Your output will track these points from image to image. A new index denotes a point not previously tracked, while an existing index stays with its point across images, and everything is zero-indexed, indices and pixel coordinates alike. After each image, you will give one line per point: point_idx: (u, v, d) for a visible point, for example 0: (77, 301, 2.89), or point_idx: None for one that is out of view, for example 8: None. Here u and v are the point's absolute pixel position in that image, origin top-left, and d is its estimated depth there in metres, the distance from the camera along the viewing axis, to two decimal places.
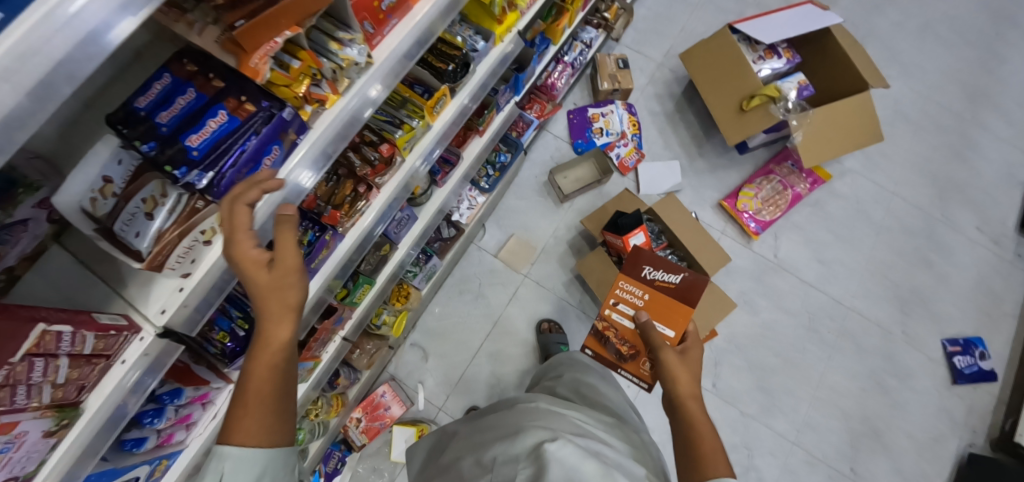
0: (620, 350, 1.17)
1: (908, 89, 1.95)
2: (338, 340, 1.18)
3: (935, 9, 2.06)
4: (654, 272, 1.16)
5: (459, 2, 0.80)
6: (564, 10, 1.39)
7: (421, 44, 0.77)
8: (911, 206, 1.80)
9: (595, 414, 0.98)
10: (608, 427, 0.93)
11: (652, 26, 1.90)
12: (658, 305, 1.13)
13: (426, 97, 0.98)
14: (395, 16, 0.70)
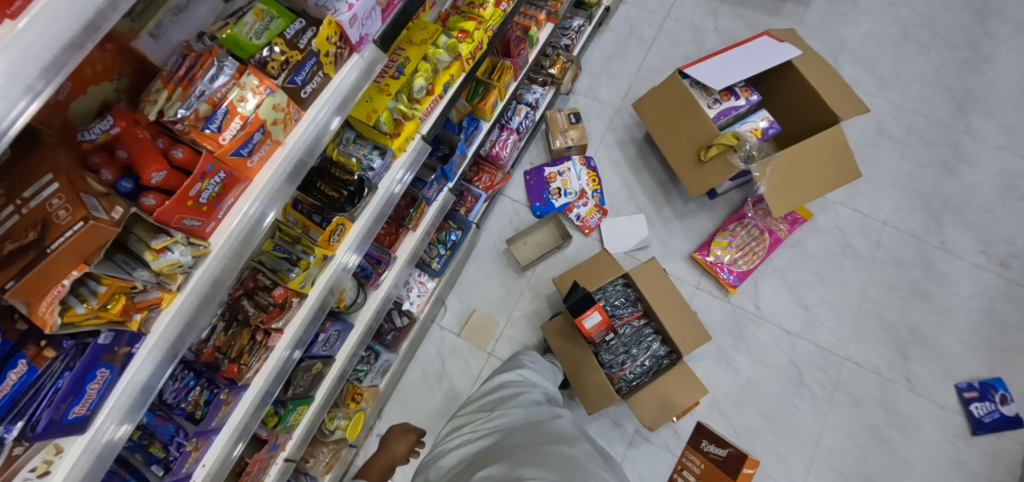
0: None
1: (888, 103, 1.79)
2: (281, 462, 1.12)
3: (910, 11, 1.91)
4: (709, 447, 1.09)
5: (316, 152, 0.75)
6: (492, 87, 1.32)
7: (275, 206, 0.73)
8: (905, 233, 1.63)
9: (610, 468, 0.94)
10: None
11: (603, 70, 1.82)
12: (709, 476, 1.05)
13: (324, 226, 0.94)
14: (227, 198, 0.66)
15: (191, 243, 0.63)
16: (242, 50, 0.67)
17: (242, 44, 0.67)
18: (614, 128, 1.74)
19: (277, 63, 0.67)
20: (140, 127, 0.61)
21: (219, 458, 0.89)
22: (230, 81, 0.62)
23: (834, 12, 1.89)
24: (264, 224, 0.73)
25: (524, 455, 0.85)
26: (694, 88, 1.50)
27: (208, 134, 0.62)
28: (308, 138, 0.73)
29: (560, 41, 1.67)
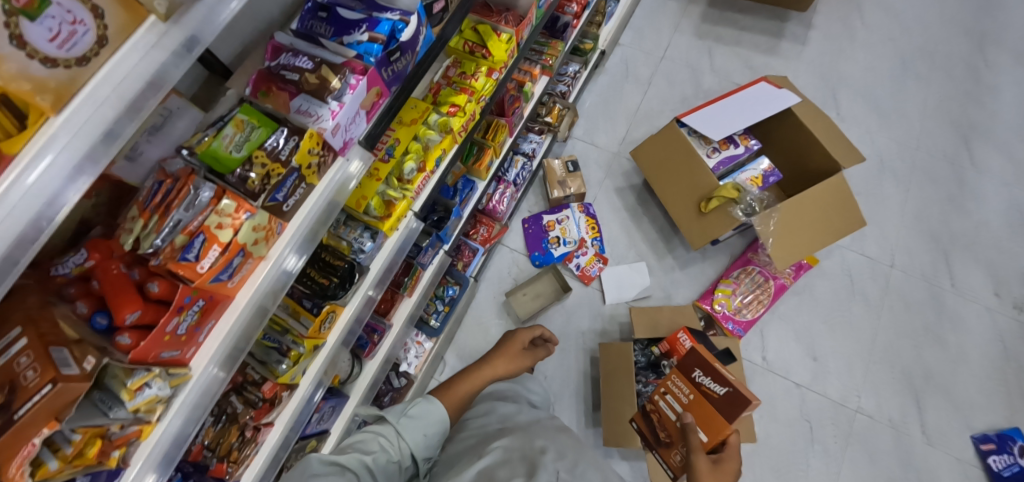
0: (658, 437, 1.11)
1: (890, 141, 1.74)
2: None
3: (908, 43, 1.88)
4: (704, 379, 1.06)
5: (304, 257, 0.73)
6: (487, 146, 1.30)
7: (258, 319, 0.71)
8: (914, 277, 1.58)
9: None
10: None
11: (600, 113, 1.81)
12: (701, 407, 1.04)
13: (315, 312, 0.91)
14: (208, 320, 0.65)
15: (169, 374, 0.62)
16: (221, 165, 0.65)
17: (222, 158, 0.64)
18: (613, 173, 1.73)
19: (258, 179, 0.65)
20: (114, 259, 0.60)
21: None
22: (207, 207, 0.60)
23: (832, 46, 1.87)
24: (250, 335, 0.71)
25: (543, 436, 0.74)
26: (692, 136, 1.48)
27: (185, 263, 0.59)
28: (291, 247, 0.70)
29: (556, 88, 1.66)
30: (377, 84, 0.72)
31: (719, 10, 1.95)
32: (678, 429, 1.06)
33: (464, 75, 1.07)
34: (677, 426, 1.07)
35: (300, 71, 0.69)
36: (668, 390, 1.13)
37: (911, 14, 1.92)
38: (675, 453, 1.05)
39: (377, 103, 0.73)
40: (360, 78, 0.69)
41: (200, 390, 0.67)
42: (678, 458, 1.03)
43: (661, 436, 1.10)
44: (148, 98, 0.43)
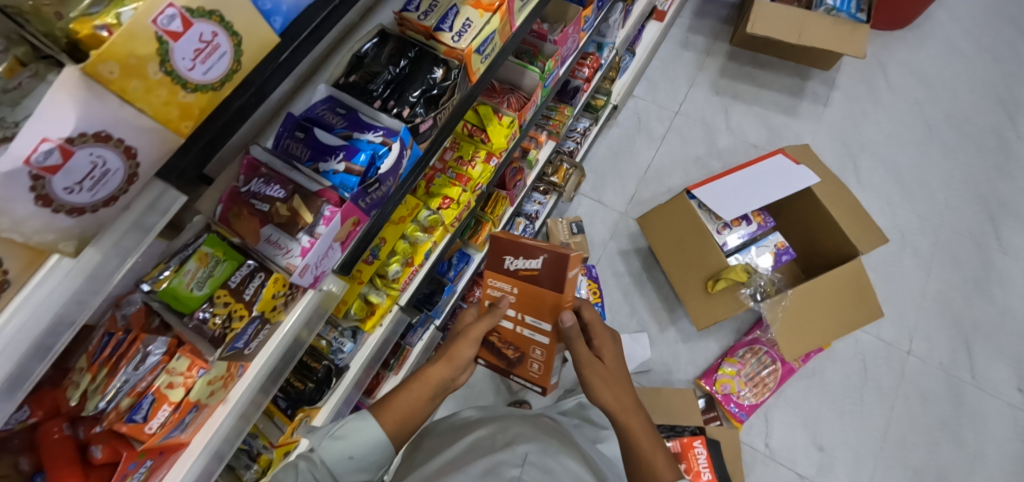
0: (508, 355, 0.91)
1: (913, 214, 1.66)
2: None
3: (935, 109, 1.80)
4: (516, 261, 0.86)
5: (269, 390, 0.73)
6: (485, 220, 1.25)
7: (215, 461, 0.67)
8: (932, 365, 1.49)
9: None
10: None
11: (610, 169, 1.78)
12: (529, 293, 0.86)
13: (289, 414, 0.87)
14: (159, 471, 0.61)
15: None
16: (181, 305, 0.61)
17: (181, 297, 0.61)
18: (619, 235, 1.69)
19: (219, 320, 0.61)
20: (59, 417, 0.56)
21: None
22: (157, 364, 0.57)
23: (854, 110, 1.81)
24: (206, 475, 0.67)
25: (521, 427, 0.75)
26: (702, 210, 1.41)
27: (133, 425, 0.55)
28: (256, 382, 0.67)
29: (565, 145, 1.62)
30: (354, 215, 0.65)
31: (738, 66, 1.92)
32: (524, 327, 0.88)
33: (461, 160, 1.01)
34: (524, 327, 0.88)
35: (271, 202, 0.64)
36: (497, 299, 0.88)
37: (940, 76, 1.84)
38: (534, 352, 0.89)
39: (353, 231, 0.68)
40: (335, 211, 0.63)
41: None
42: (538, 357, 0.89)
43: (513, 351, 0.90)
44: (57, 335, 0.39)
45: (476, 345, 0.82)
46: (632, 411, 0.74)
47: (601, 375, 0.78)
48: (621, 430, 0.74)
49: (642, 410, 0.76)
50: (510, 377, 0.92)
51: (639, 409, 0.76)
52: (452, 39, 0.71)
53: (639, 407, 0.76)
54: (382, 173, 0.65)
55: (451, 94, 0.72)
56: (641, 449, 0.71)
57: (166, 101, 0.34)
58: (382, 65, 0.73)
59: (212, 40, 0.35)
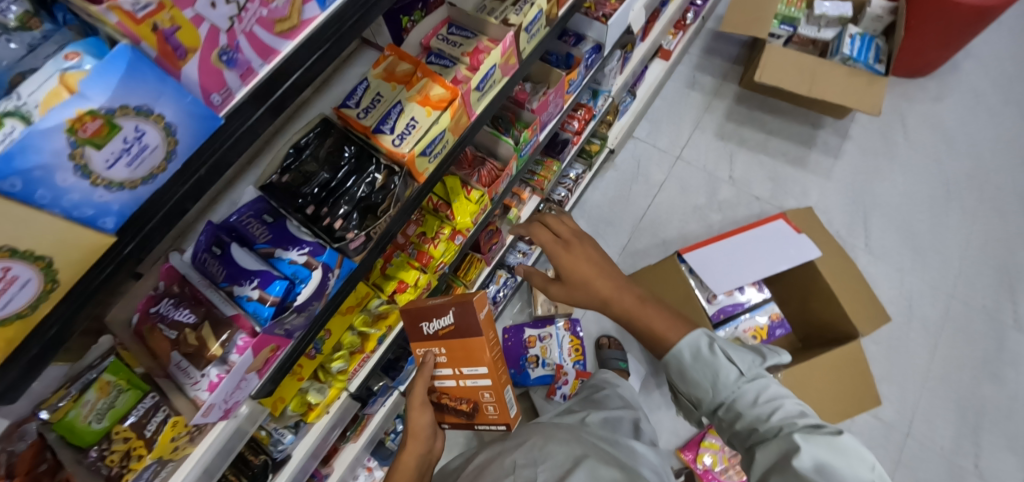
0: (463, 409, 0.84)
1: (924, 283, 1.55)
2: None
3: (954, 169, 1.70)
4: (432, 324, 0.81)
5: None
6: (456, 285, 1.18)
7: None
8: (933, 453, 1.39)
9: (737, 353, 0.63)
10: (778, 412, 0.57)
11: (604, 215, 1.70)
12: (456, 349, 0.80)
13: None
14: None
15: None
16: (77, 439, 0.56)
17: (78, 430, 0.56)
18: None
19: (117, 457, 0.56)
20: None
21: None
22: None
23: (868, 165, 1.72)
24: None
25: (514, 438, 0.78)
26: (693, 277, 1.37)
27: None
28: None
29: (556, 193, 1.54)
30: (272, 342, 0.60)
31: (747, 109, 1.84)
32: (465, 379, 0.82)
33: (424, 237, 0.94)
34: (468, 379, 0.81)
35: (179, 328, 0.58)
36: (428, 365, 0.82)
37: (962, 132, 1.75)
38: (483, 396, 0.82)
39: (274, 355, 0.62)
40: (248, 341, 0.58)
41: None
42: (489, 399, 0.82)
43: (465, 403, 0.83)
44: None
45: (427, 410, 0.80)
46: (615, 289, 0.71)
47: (574, 268, 0.75)
48: (619, 315, 0.71)
49: (633, 289, 0.71)
50: (477, 427, 0.85)
51: (628, 288, 0.71)
52: (392, 141, 0.63)
53: (624, 284, 0.72)
54: (304, 299, 0.59)
55: (391, 202, 0.65)
56: (638, 321, 0.68)
57: None
58: (317, 163, 0.66)
59: (5, 275, 0.29)
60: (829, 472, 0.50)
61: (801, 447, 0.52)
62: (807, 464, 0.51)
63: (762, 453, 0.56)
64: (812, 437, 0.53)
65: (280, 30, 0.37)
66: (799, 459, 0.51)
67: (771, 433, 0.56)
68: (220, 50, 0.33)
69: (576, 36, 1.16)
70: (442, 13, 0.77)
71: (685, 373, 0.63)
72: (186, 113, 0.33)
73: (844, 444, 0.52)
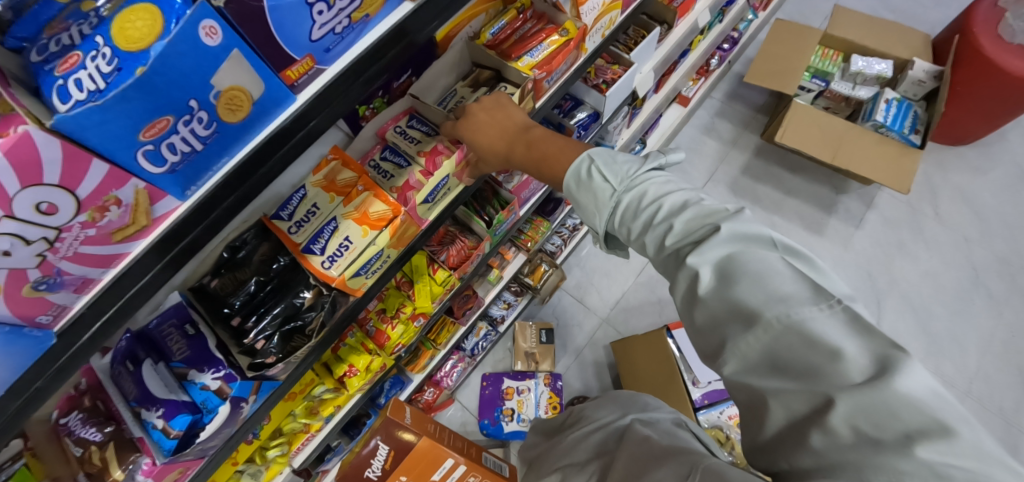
0: None
1: (938, 377, 1.42)
2: None
3: (987, 252, 1.56)
4: (374, 466, 0.74)
5: None
6: (427, 347, 1.14)
7: None
8: None
9: (609, 163, 0.52)
10: (663, 214, 0.47)
11: (601, 264, 1.68)
12: (412, 470, 0.76)
13: None
14: None
15: None
16: None
17: None
18: (595, 343, 1.58)
19: None
20: None
21: None
22: None
23: (890, 239, 1.59)
24: None
25: None
26: (680, 354, 1.35)
27: None
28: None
29: (549, 244, 1.49)
30: (177, 467, 0.58)
31: (765, 164, 1.73)
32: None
33: (383, 314, 0.90)
34: (447, 478, 0.80)
35: (85, 445, 0.56)
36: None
37: (999, 210, 1.61)
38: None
39: (182, 475, 0.60)
40: (151, 468, 0.55)
41: None
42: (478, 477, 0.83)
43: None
44: None
45: None
46: (508, 143, 0.59)
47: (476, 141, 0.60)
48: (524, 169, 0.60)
49: (526, 132, 0.60)
50: None
51: (525, 128, 0.60)
52: (322, 263, 0.59)
53: (519, 127, 0.61)
54: (211, 430, 0.56)
55: (318, 324, 0.60)
56: (546, 170, 0.57)
57: None
58: (247, 272, 0.61)
59: None
60: (730, 273, 0.40)
61: (696, 263, 0.42)
62: (708, 277, 0.41)
63: (672, 272, 0.46)
64: (705, 244, 0.42)
65: (121, 237, 0.32)
66: (699, 281, 0.41)
67: (670, 248, 0.46)
68: (34, 282, 0.30)
69: (573, 100, 1.10)
70: (404, 103, 0.70)
71: (577, 206, 0.53)
72: (8, 352, 0.30)
73: (733, 223, 0.42)
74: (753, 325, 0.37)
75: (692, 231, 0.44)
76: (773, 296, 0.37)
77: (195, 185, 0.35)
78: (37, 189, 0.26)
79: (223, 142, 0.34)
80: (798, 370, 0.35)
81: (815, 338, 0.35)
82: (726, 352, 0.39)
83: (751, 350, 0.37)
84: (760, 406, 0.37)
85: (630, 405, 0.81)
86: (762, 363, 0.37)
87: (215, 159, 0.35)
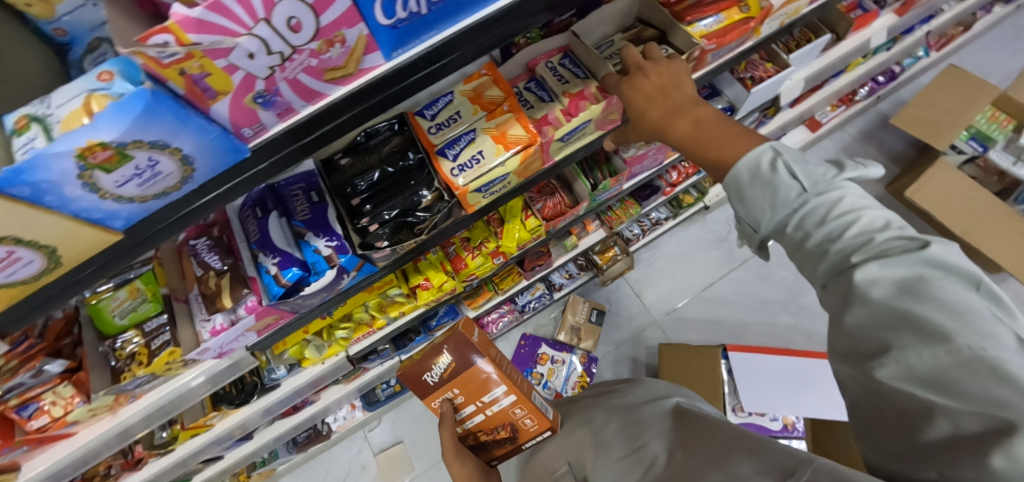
0: (503, 436, 0.77)
1: None
2: None
3: None
4: (432, 372, 0.70)
5: (230, 371, 0.73)
6: (489, 289, 1.18)
7: (116, 440, 0.71)
8: None
9: (799, 160, 0.44)
10: (860, 232, 0.40)
11: (669, 266, 1.63)
12: (468, 384, 0.71)
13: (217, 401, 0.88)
14: (57, 435, 0.65)
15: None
16: (106, 327, 0.63)
17: (105, 318, 0.62)
18: (638, 341, 1.55)
19: (127, 354, 0.62)
20: None
21: None
22: (49, 382, 0.60)
23: None
24: (106, 448, 0.71)
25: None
26: (728, 377, 1.32)
27: (19, 418, 0.60)
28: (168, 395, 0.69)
29: (627, 230, 1.46)
30: (275, 313, 0.62)
31: None
32: (492, 406, 0.74)
33: (467, 243, 0.91)
34: (497, 403, 0.73)
35: (206, 268, 0.62)
36: (448, 412, 0.73)
37: None
38: (515, 413, 0.74)
39: (275, 322, 0.65)
40: (254, 306, 0.60)
41: None
42: (522, 413, 0.73)
43: (502, 429, 0.76)
44: None
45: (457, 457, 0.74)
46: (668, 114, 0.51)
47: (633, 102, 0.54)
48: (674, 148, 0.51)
49: (691, 107, 0.51)
50: (524, 447, 0.78)
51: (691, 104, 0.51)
52: (451, 170, 0.60)
53: (688, 100, 0.52)
54: (314, 290, 0.60)
55: (429, 225, 0.62)
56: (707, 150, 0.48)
57: None
58: (375, 160, 0.65)
59: (9, 254, 0.32)
60: (922, 290, 0.36)
61: (881, 274, 0.38)
62: (890, 290, 0.38)
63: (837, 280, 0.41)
64: (898, 257, 0.38)
65: (331, 78, 0.34)
66: (874, 289, 0.38)
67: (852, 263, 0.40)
68: (256, 93, 0.32)
69: (711, 89, 1.04)
70: (563, 38, 0.69)
71: (740, 197, 0.45)
72: (215, 150, 0.33)
73: (938, 253, 0.38)
74: (937, 341, 0.34)
75: (891, 252, 0.39)
76: (972, 324, 0.34)
77: (403, 48, 0.36)
78: (295, 3, 0.27)
79: (440, 13, 0.35)
80: (976, 397, 0.33)
81: (1007, 375, 0.32)
82: (887, 354, 0.37)
83: (920, 363, 0.35)
84: (914, 423, 0.35)
85: (676, 390, 0.82)
86: (927, 377, 0.35)
87: (425, 29, 0.36)
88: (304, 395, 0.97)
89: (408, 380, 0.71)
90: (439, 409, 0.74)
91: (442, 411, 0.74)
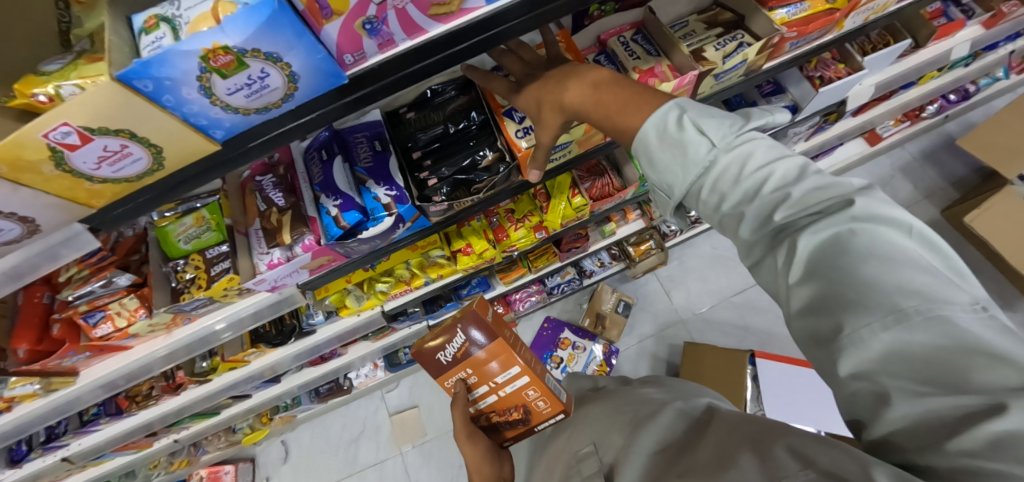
0: (513, 417, 0.76)
1: None
2: (169, 439, 1.25)
3: None
4: (447, 351, 0.68)
5: (270, 312, 0.75)
6: (522, 265, 1.19)
7: (162, 362, 0.74)
8: None
9: (703, 113, 0.37)
10: (778, 186, 0.34)
11: (702, 268, 1.61)
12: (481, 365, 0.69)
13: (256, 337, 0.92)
14: (113, 347, 0.69)
15: (52, 379, 0.67)
16: (170, 248, 0.66)
17: (170, 241, 0.65)
18: (661, 338, 1.54)
19: (187, 278, 0.64)
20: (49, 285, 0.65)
21: (90, 447, 0.99)
22: (118, 292, 0.64)
23: None
24: (154, 367, 0.75)
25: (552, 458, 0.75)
26: (751, 383, 1.30)
27: (86, 324, 0.64)
28: (214, 323, 0.73)
29: (665, 225, 1.44)
30: (328, 254, 0.64)
31: None
32: (504, 387, 0.73)
33: (510, 214, 0.93)
34: (508, 385, 0.72)
35: (269, 204, 0.64)
36: (461, 392, 0.72)
37: None
38: (527, 395, 0.73)
39: (327, 263, 0.67)
40: (311, 245, 0.61)
41: (76, 396, 0.72)
42: (534, 395, 0.73)
43: (514, 410, 0.75)
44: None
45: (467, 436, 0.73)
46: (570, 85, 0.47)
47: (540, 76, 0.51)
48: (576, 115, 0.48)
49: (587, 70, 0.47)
50: (537, 430, 0.77)
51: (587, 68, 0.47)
52: (516, 132, 0.61)
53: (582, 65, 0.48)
54: (370, 236, 0.61)
55: (488, 185, 0.63)
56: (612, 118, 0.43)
57: (69, 187, 0.36)
58: (440, 116, 0.66)
59: (121, 150, 0.34)
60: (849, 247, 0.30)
61: (811, 235, 0.32)
62: (818, 257, 0.32)
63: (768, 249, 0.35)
64: (825, 214, 0.32)
65: (435, 13, 0.36)
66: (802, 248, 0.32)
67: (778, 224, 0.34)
68: (366, 18, 0.33)
69: (775, 86, 1.01)
70: (637, 13, 0.68)
71: (650, 164, 0.39)
72: (318, 69, 0.34)
73: (866, 202, 0.32)
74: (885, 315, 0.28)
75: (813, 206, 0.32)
76: (896, 279, 0.29)
77: None
78: None
79: None
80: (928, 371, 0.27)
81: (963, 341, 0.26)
82: (841, 336, 0.30)
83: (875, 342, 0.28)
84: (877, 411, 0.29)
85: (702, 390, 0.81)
86: (890, 358, 0.28)
87: None
88: (335, 345, 1.00)
89: (421, 358, 0.70)
90: (451, 387, 0.73)
91: (454, 390, 0.73)
